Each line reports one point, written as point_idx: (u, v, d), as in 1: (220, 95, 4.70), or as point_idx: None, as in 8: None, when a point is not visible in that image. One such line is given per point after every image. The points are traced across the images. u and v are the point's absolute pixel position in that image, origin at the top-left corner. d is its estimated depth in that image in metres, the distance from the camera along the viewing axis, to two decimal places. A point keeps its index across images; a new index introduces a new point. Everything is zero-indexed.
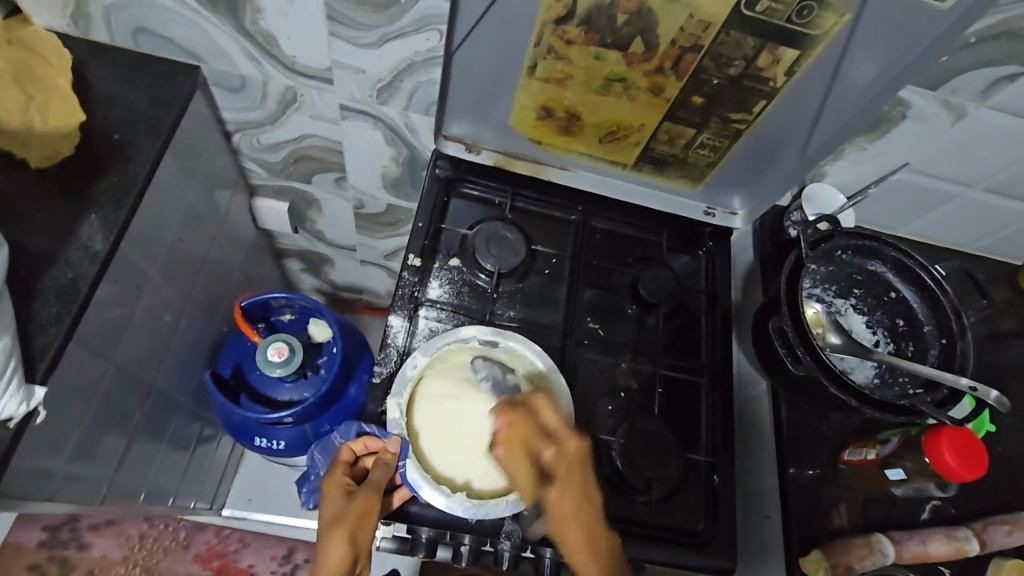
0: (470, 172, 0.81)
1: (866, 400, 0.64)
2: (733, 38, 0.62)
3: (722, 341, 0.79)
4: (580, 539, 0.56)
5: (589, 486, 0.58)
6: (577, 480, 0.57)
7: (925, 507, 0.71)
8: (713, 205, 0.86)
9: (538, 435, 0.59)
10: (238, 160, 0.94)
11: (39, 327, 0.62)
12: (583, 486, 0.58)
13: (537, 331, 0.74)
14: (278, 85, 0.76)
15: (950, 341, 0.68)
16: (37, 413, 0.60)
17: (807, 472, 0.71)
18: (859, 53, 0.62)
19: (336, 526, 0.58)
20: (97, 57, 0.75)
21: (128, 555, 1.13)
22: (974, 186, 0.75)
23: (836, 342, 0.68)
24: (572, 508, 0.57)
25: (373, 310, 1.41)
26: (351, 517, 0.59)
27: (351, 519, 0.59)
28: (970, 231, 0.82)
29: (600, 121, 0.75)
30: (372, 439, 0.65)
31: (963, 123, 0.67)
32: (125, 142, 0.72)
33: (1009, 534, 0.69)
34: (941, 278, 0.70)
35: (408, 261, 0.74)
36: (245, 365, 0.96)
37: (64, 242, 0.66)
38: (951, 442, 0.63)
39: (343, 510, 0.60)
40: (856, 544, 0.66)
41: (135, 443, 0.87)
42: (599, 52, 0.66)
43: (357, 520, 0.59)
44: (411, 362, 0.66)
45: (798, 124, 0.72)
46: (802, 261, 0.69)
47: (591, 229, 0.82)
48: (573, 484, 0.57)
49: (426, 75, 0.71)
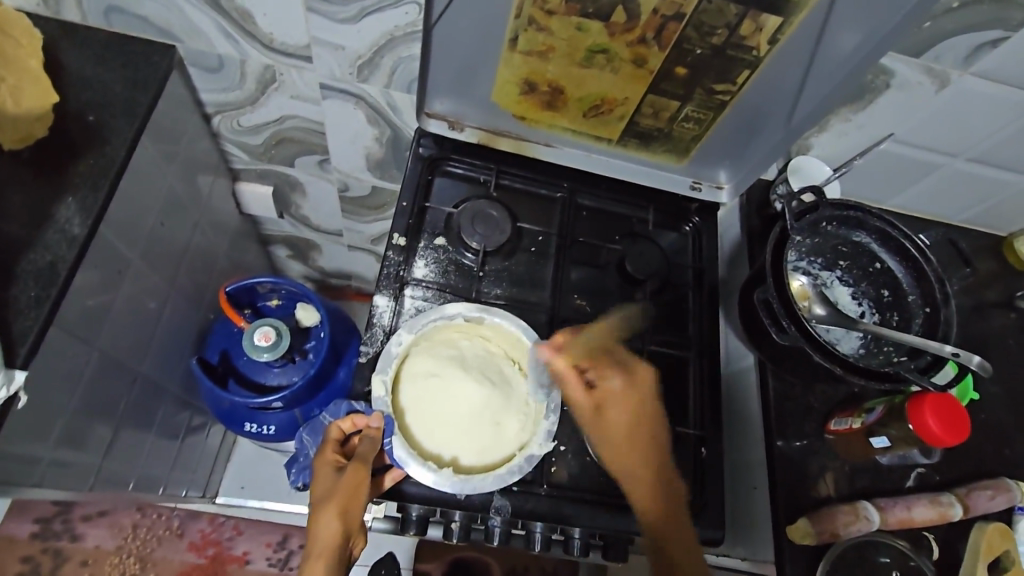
0: (454, 150, 0.80)
1: (849, 368, 0.64)
2: (715, 7, 0.62)
3: (708, 315, 0.79)
4: (643, 458, 0.65)
5: (652, 414, 0.67)
6: (635, 406, 0.66)
7: (909, 475, 0.72)
8: (699, 180, 0.86)
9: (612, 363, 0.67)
10: (219, 144, 0.92)
11: (18, 311, 0.61)
12: (648, 408, 0.66)
13: (523, 309, 0.74)
14: (256, 64, 0.74)
15: (933, 309, 0.68)
16: (18, 397, 0.60)
17: (795, 443, 0.72)
18: (842, 19, 0.62)
19: (326, 502, 0.59)
20: (69, 38, 0.73)
21: (122, 545, 1.13)
22: (956, 156, 0.75)
23: (821, 313, 0.68)
24: (630, 434, 0.65)
25: (362, 296, 1.40)
26: (340, 492, 0.59)
27: (341, 494, 0.59)
28: (956, 201, 0.82)
29: (584, 95, 0.75)
30: (359, 415, 0.63)
31: (946, 91, 0.67)
32: (99, 124, 0.70)
33: (992, 499, 0.69)
34: (924, 246, 0.70)
35: (393, 241, 0.73)
36: (232, 351, 0.96)
37: (40, 226, 0.65)
38: (935, 407, 0.63)
39: (334, 486, 0.60)
40: (843, 511, 0.67)
41: (123, 431, 0.86)
42: (581, 22, 0.65)
43: (346, 495, 0.59)
44: (396, 339, 0.66)
45: (783, 95, 0.72)
46: (786, 233, 0.69)
47: (577, 207, 0.81)
48: (640, 407, 0.66)
49: (406, 51, 0.69)
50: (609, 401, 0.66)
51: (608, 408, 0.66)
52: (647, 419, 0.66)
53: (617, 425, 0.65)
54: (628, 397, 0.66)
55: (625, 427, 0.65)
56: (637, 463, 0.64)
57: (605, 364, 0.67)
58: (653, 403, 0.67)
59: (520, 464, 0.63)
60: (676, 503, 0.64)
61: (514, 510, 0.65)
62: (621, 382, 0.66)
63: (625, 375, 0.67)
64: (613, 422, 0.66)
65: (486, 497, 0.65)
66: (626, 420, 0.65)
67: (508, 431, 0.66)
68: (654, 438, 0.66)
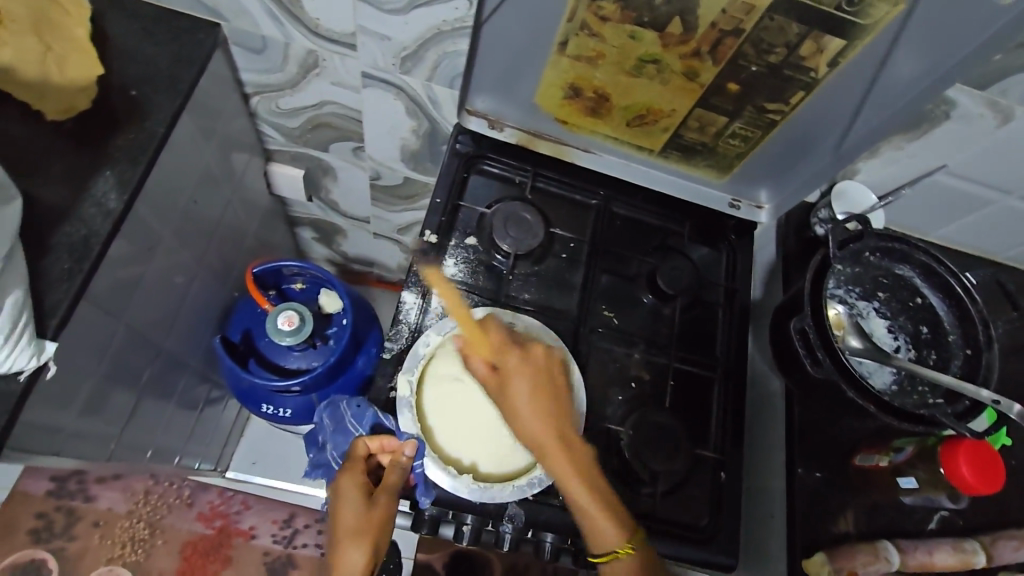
0: (492, 149, 0.79)
1: (883, 407, 0.62)
2: (776, 24, 0.59)
3: (737, 335, 0.78)
4: (554, 442, 0.60)
5: (559, 393, 0.63)
6: (543, 390, 0.62)
7: (933, 516, 0.69)
8: (738, 198, 0.84)
9: (503, 343, 0.64)
10: (255, 124, 0.92)
11: (51, 282, 0.61)
12: (549, 387, 0.63)
13: (549, 315, 0.73)
14: (299, 48, 0.74)
15: (975, 352, 0.66)
16: (47, 368, 0.60)
17: (815, 474, 0.70)
18: (906, 46, 0.59)
19: (355, 535, 0.57)
20: (118, 11, 0.73)
21: (133, 509, 1.15)
22: (1011, 193, 0.72)
23: (856, 345, 0.67)
24: (540, 416, 0.61)
25: (383, 284, 1.40)
26: (374, 521, 0.58)
27: (373, 525, 0.58)
28: (1005, 237, 0.78)
29: (630, 103, 0.73)
30: (390, 439, 0.63)
31: (1009, 127, 0.64)
32: (143, 99, 0.70)
33: (1018, 549, 0.67)
34: (971, 286, 0.68)
35: (424, 237, 0.72)
36: (254, 332, 0.96)
37: (78, 198, 0.65)
38: (969, 454, 0.62)
39: (362, 514, 0.58)
40: (862, 551, 0.66)
41: (143, 402, 0.87)
42: (635, 31, 0.63)
43: (377, 527, 0.58)
44: (424, 340, 0.66)
45: (836, 117, 0.70)
46: (828, 261, 0.67)
47: (611, 215, 0.80)
48: (539, 386, 0.62)
49: (452, 46, 0.68)
50: (511, 380, 0.62)
51: (510, 388, 0.62)
52: (546, 395, 0.62)
53: (522, 407, 0.61)
54: (528, 376, 0.62)
55: (531, 407, 0.61)
56: (551, 447, 0.60)
57: (504, 345, 0.64)
58: (557, 382, 0.64)
59: (540, 476, 0.63)
60: (607, 492, 0.61)
61: (529, 518, 0.65)
62: (518, 358, 0.63)
63: (523, 354, 0.63)
64: (518, 404, 0.61)
65: (501, 505, 0.65)
66: (532, 402, 0.61)
67: None
68: (561, 414, 0.62)
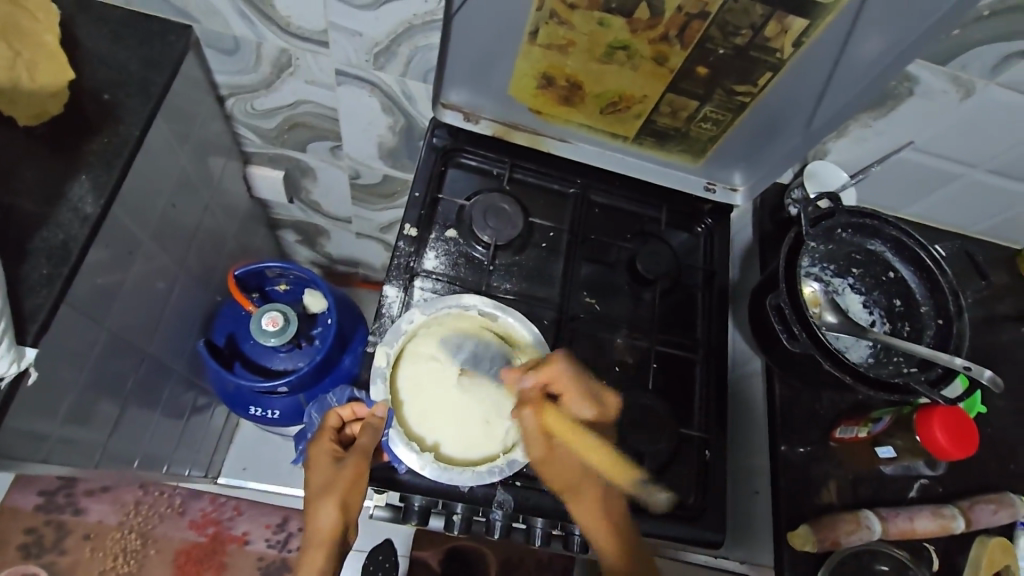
0: (468, 142, 0.80)
1: (860, 377, 0.63)
2: (741, 6, 0.61)
3: (717, 317, 0.79)
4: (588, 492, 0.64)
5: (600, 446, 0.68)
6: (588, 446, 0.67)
7: (913, 485, 0.71)
8: (714, 181, 0.86)
9: (574, 395, 0.66)
10: (232, 126, 0.92)
11: (29, 288, 0.61)
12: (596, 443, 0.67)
13: (531, 303, 0.74)
14: (272, 48, 0.74)
15: (946, 322, 0.68)
16: (28, 373, 0.60)
17: (797, 449, 0.71)
18: (868, 25, 0.61)
19: (325, 494, 0.62)
20: (86, 15, 0.73)
21: (123, 520, 1.14)
22: (977, 167, 0.74)
23: (832, 320, 0.67)
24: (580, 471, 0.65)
25: (369, 284, 1.40)
26: (340, 484, 0.61)
27: (339, 487, 0.61)
28: (972, 212, 0.81)
29: (602, 92, 0.74)
30: (359, 406, 0.66)
31: (971, 100, 0.66)
32: (115, 103, 0.70)
33: (994, 513, 0.69)
34: (940, 258, 0.69)
35: (404, 231, 0.73)
36: (239, 335, 0.97)
37: (53, 204, 0.65)
38: (943, 420, 0.64)
39: (332, 477, 0.62)
40: (844, 519, 0.67)
41: (129, 409, 0.87)
42: (603, 17, 0.64)
43: (346, 488, 0.61)
44: (407, 317, 0.66)
45: (804, 99, 0.71)
46: (802, 238, 0.68)
47: (589, 203, 0.81)
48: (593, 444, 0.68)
49: (425, 39, 0.68)
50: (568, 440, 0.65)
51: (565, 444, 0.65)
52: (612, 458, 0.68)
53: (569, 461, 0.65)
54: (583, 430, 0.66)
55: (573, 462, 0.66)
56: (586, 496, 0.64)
57: (574, 396, 0.66)
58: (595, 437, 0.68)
59: (502, 465, 0.62)
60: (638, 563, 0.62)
61: (517, 504, 0.65)
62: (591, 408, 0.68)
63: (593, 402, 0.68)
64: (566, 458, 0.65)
65: (489, 491, 0.65)
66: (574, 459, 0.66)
67: (498, 430, 0.65)
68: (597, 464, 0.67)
